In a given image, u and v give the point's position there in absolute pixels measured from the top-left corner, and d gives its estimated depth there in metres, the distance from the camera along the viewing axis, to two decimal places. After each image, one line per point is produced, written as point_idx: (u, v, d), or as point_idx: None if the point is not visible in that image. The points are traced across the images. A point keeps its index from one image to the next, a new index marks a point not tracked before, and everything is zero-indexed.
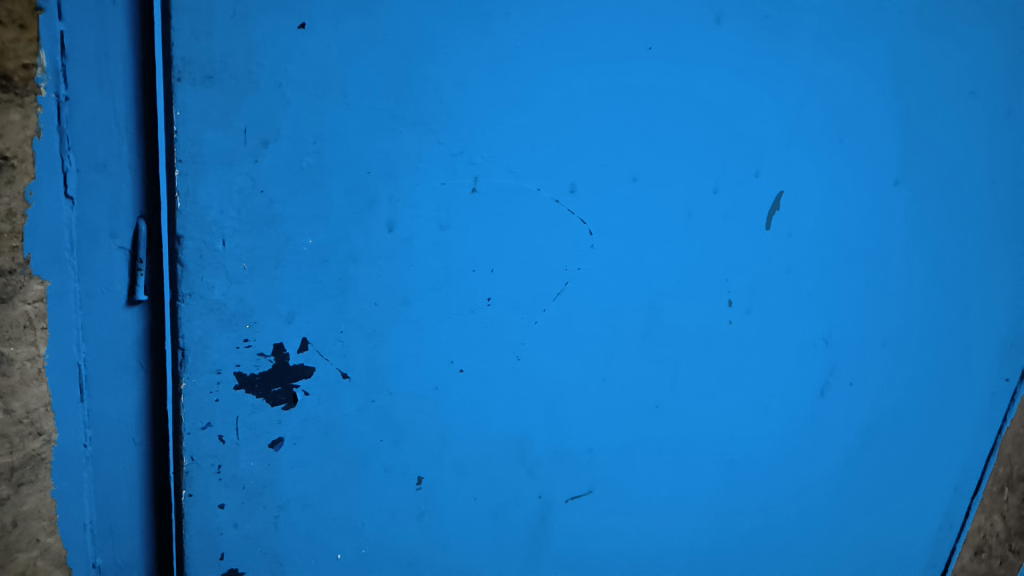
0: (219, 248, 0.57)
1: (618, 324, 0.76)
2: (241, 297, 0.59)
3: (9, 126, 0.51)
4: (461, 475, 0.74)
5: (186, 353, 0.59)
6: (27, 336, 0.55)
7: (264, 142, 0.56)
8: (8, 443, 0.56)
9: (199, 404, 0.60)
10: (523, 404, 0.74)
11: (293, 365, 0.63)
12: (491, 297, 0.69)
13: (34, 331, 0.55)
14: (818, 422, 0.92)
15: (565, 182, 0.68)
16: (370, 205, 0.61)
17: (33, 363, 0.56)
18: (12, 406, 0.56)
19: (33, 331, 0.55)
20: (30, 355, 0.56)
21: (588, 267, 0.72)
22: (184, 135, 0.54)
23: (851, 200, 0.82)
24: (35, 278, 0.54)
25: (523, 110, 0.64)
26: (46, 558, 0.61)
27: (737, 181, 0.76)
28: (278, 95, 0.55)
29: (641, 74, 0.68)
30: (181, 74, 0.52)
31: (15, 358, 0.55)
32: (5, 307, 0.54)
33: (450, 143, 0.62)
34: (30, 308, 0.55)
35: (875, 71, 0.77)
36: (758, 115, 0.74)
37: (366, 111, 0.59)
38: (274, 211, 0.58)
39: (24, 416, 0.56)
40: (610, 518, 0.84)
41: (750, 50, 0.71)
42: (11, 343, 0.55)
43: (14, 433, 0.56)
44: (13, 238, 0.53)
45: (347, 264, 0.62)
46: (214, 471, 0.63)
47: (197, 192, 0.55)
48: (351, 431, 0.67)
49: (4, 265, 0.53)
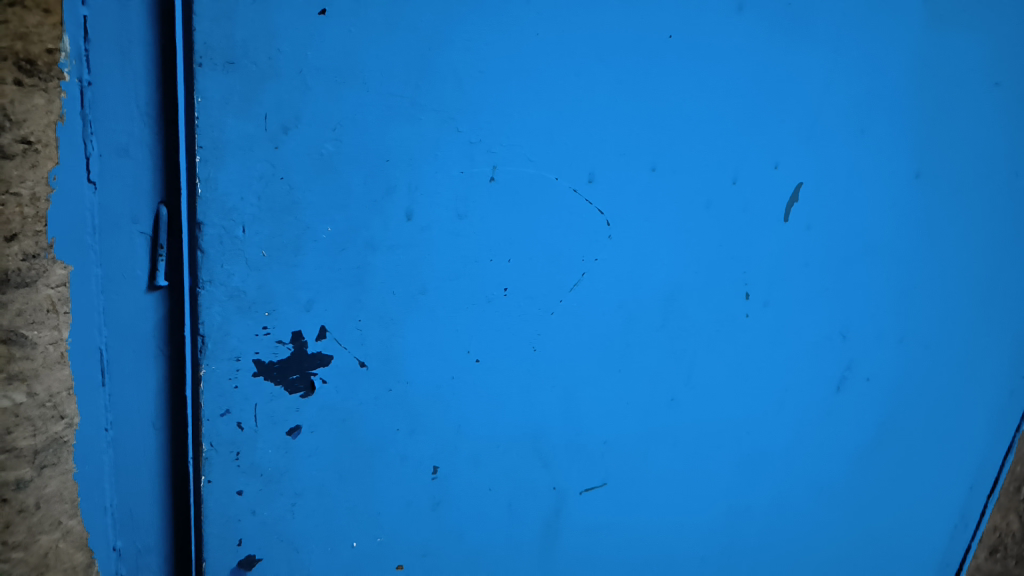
0: (239, 235, 0.57)
1: (635, 316, 0.75)
2: (260, 284, 0.59)
3: (33, 111, 0.51)
4: (475, 465, 0.74)
5: (206, 340, 0.59)
6: (50, 320, 0.55)
7: (285, 128, 0.56)
8: (31, 426, 0.56)
9: (219, 391, 0.61)
10: (539, 395, 0.74)
11: (311, 353, 0.63)
12: (508, 287, 0.68)
13: (57, 315, 0.55)
14: (835, 416, 0.91)
15: (584, 171, 0.68)
16: (388, 193, 0.61)
17: (56, 347, 0.56)
18: (36, 390, 0.56)
19: (56, 315, 0.55)
20: (53, 339, 0.56)
21: (606, 257, 0.71)
22: (205, 121, 0.54)
23: (871, 191, 0.81)
24: (58, 262, 0.54)
25: (544, 99, 0.64)
26: (68, 540, 0.60)
27: (757, 171, 0.75)
28: (299, 82, 0.55)
29: (663, 63, 0.68)
30: (202, 59, 0.52)
31: (39, 341, 0.55)
32: (29, 291, 0.54)
33: (469, 131, 0.62)
34: (53, 292, 0.55)
35: (897, 61, 0.77)
36: (780, 105, 0.74)
37: (385, 99, 0.58)
38: (293, 199, 0.58)
39: (47, 399, 0.56)
40: (625, 511, 0.84)
41: (772, 38, 0.71)
42: (34, 327, 0.54)
43: (37, 416, 0.56)
44: (37, 222, 0.53)
45: (365, 253, 0.62)
46: (232, 458, 0.63)
47: (217, 178, 0.55)
48: (368, 419, 0.67)
49: (28, 249, 0.53)
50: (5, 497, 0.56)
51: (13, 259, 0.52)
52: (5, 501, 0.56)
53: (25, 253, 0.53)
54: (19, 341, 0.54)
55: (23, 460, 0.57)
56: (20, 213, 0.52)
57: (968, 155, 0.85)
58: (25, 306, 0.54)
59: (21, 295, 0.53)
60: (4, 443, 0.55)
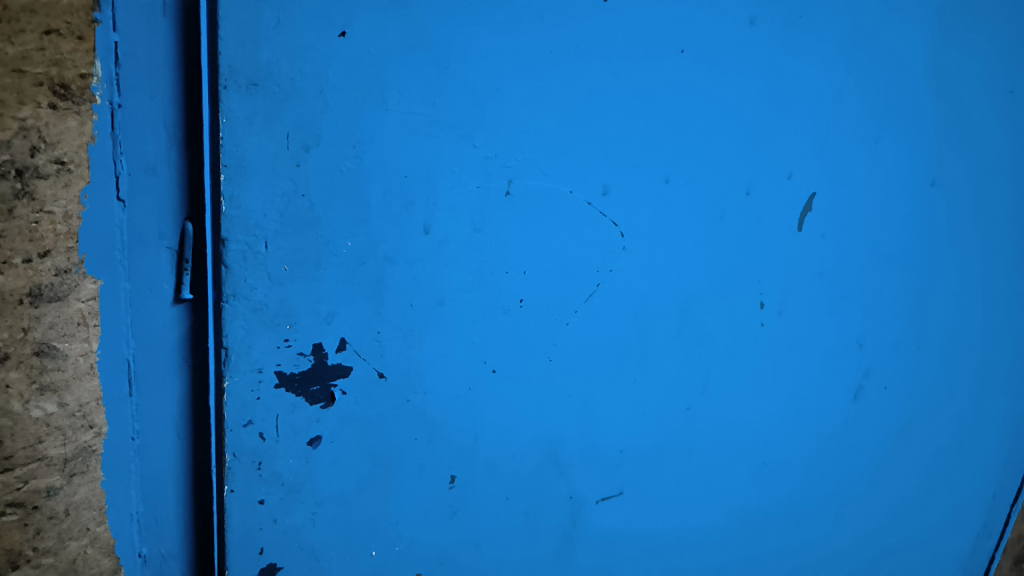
0: (262, 250, 0.59)
1: (650, 326, 0.76)
2: (282, 298, 0.61)
3: (66, 133, 0.53)
4: (493, 474, 0.75)
5: (229, 352, 0.60)
6: (81, 332, 0.57)
7: (306, 147, 0.58)
8: (62, 435, 0.58)
9: (241, 402, 0.62)
10: (556, 405, 0.75)
11: (331, 364, 0.64)
12: (524, 298, 0.70)
13: (87, 328, 0.57)
14: (852, 427, 0.91)
15: (598, 184, 0.69)
16: (406, 208, 0.62)
17: (86, 358, 0.58)
18: (66, 400, 0.58)
19: (86, 328, 0.57)
20: (83, 351, 0.58)
21: (621, 269, 0.73)
22: (229, 140, 0.55)
23: (884, 202, 0.82)
24: (89, 277, 0.56)
25: (558, 113, 0.66)
26: (96, 546, 0.62)
27: (771, 183, 0.76)
28: (320, 101, 0.57)
29: (676, 78, 0.69)
30: (227, 81, 0.54)
31: (69, 353, 0.57)
32: (60, 305, 0.56)
33: (484, 146, 0.64)
34: (84, 306, 0.57)
35: (909, 73, 0.78)
36: (792, 118, 0.75)
37: (403, 116, 0.60)
38: (314, 214, 0.60)
39: (77, 409, 0.59)
40: (643, 520, 0.84)
41: (783, 52, 0.72)
42: (66, 339, 0.57)
43: (67, 426, 0.58)
44: (69, 239, 0.55)
45: (384, 266, 0.63)
46: (254, 468, 0.64)
47: (241, 196, 0.57)
48: (387, 428, 0.68)
49: (60, 264, 0.55)
50: (36, 504, 0.59)
51: (45, 275, 0.55)
52: (36, 508, 0.59)
53: (57, 269, 0.55)
54: (50, 353, 0.56)
55: (53, 467, 0.59)
56: (53, 230, 0.54)
57: (980, 165, 0.85)
58: (57, 319, 0.56)
59: (53, 309, 0.56)
60: (34, 451, 0.58)
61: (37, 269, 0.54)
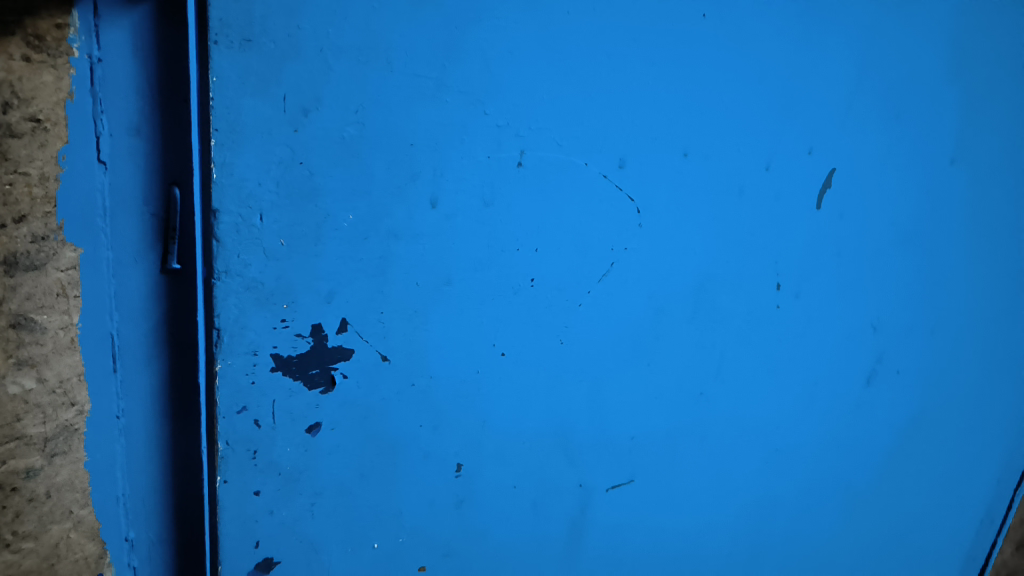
0: (256, 223, 0.53)
1: (666, 309, 0.72)
2: (278, 275, 0.55)
3: (41, 88, 0.49)
4: (500, 463, 0.70)
5: (221, 333, 0.55)
6: (61, 304, 0.53)
7: (305, 110, 0.53)
8: (41, 413, 0.55)
9: (235, 386, 0.56)
10: (567, 392, 0.70)
11: (332, 347, 0.59)
12: (535, 278, 0.65)
13: (67, 300, 0.53)
14: (864, 410, 0.88)
15: (614, 155, 0.65)
16: (412, 178, 0.58)
17: (66, 332, 0.54)
18: (46, 375, 0.54)
19: (66, 299, 0.53)
20: (63, 324, 0.54)
21: (636, 247, 0.69)
22: (220, 102, 0.50)
23: (903, 177, 0.79)
24: (68, 245, 0.52)
25: (574, 81, 0.62)
26: (80, 530, 0.58)
27: (790, 157, 0.73)
28: (320, 61, 0.52)
29: (696, 43, 0.65)
30: (217, 36, 0.49)
31: (48, 326, 0.53)
32: (38, 274, 0.52)
33: (496, 113, 0.60)
34: (64, 276, 0.53)
35: (932, 44, 0.75)
36: (814, 88, 0.71)
37: (410, 79, 0.56)
38: (314, 184, 0.55)
39: (57, 385, 0.55)
40: (651, 510, 0.80)
41: (806, 18, 0.68)
42: (44, 311, 0.53)
43: (47, 403, 0.55)
44: (46, 204, 0.51)
45: (388, 242, 0.58)
46: (249, 457, 0.59)
47: (234, 163, 0.52)
48: (391, 416, 0.63)
49: (37, 231, 0.51)
50: (15, 486, 0.55)
51: (21, 242, 0.51)
52: (14, 489, 0.55)
53: (34, 236, 0.51)
54: (27, 326, 0.52)
55: (33, 447, 0.55)
56: (28, 194, 0.50)
57: (999, 142, 0.83)
58: (34, 290, 0.52)
59: (30, 279, 0.52)
60: (12, 430, 0.54)
61: (12, 235, 0.50)
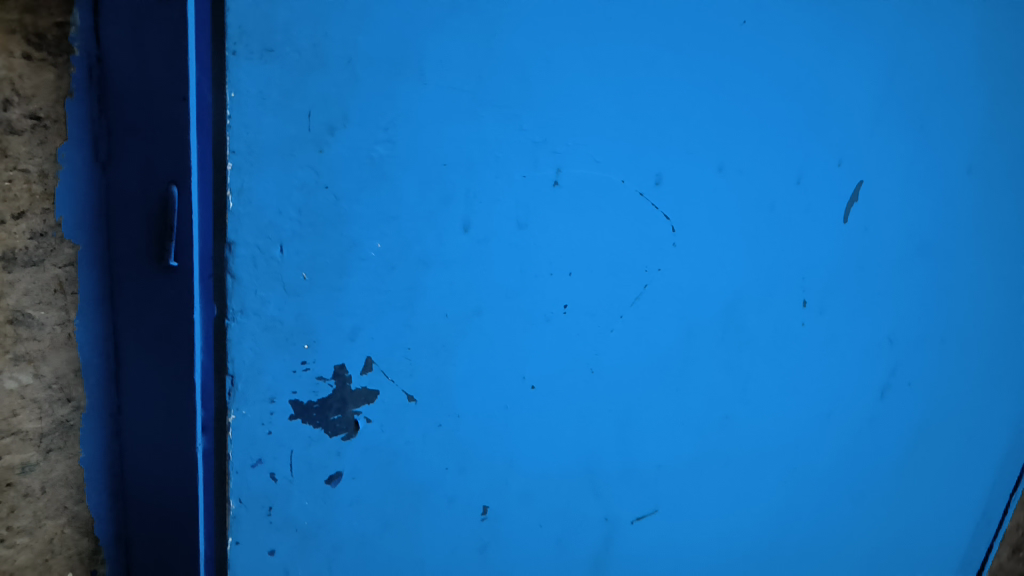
0: (276, 255, 0.48)
1: (695, 330, 0.69)
2: (299, 312, 0.50)
3: (42, 86, 0.49)
4: (527, 503, 0.65)
5: (235, 379, 0.49)
6: (58, 301, 0.53)
7: (330, 128, 0.48)
8: (37, 409, 0.54)
9: (250, 439, 0.51)
10: (595, 423, 0.66)
11: (356, 390, 0.54)
12: (569, 303, 0.61)
13: (65, 296, 0.53)
14: (875, 423, 0.86)
15: (652, 172, 0.61)
16: (444, 201, 0.53)
17: (63, 328, 0.53)
18: (42, 370, 0.53)
19: (63, 296, 0.53)
20: (60, 320, 0.53)
21: (669, 267, 0.65)
22: (238, 120, 0.45)
23: (923, 188, 0.77)
24: (66, 242, 0.52)
25: (613, 92, 0.57)
26: (75, 526, 0.57)
27: (820, 170, 0.70)
28: (348, 73, 0.47)
29: (736, 52, 0.61)
30: (236, 45, 0.44)
31: (46, 322, 0.53)
32: (36, 271, 0.51)
33: (533, 128, 0.55)
34: (61, 273, 0.52)
35: (952, 52, 0.73)
36: (843, 99, 0.69)
37: (444, 93, 0.51)
38: (339, 211, 0.50)
39: (54, 381, 0.54)
40: (674, 538, 0.76)
41: (838, 24, 0.65)
42: (41, 307, 0.52)
43: (44, 398, 0.54)
44: (44, 201, 0.51)
45: (417, 271, 0.54)
46: (264, 514, 0.54)
47: (252, 189, 0.46)
48: (414, 461, 0.58)
49: (35, 227, 0.51)
50: (10, 481, 0.54)
51: (19, 238, 0.50)
52: (9, 484, 0.54)
53: (32, 232, 0.51)
54: (24, 320, 0.52)
55: (29, 442, 0.54)
56: (27, 190, 0.50)
57: (1009, 151, 0.82)
58: (32, 285, 0.52)
59: (28, 274, 0.51)
60: (9, 425, 0.53)
61: (11, 231, 0.50)
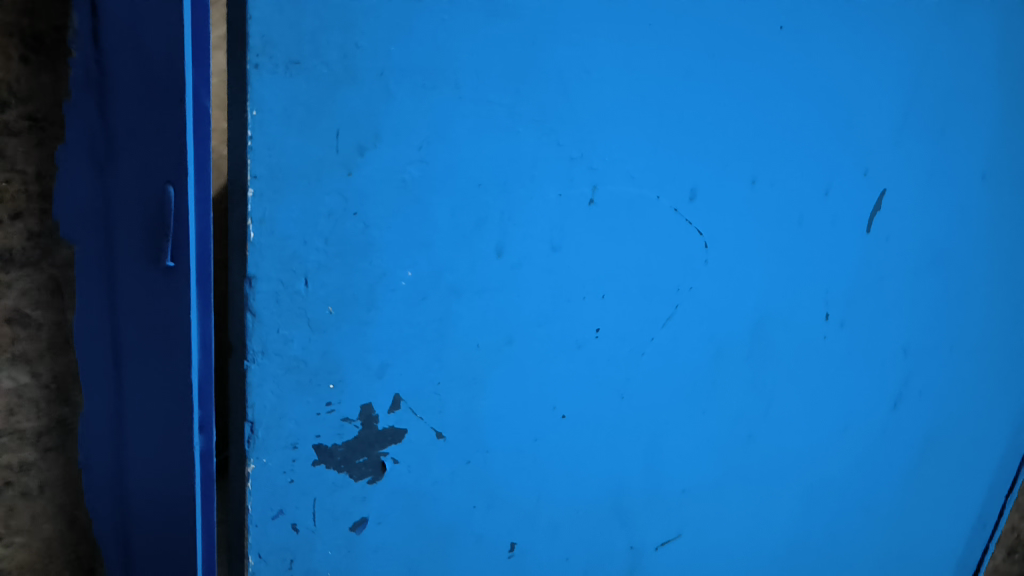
0: (301, 289, 0.44)
1: (724, 350, 0.66)
2: (324, 351, 0.46)
3: (38, 89, 0.45)
4: (555, 536, 0.62)
5: (255, 427, 0.46)
6: (57, 302, 0.49)
7: (360, 148, 0.43)
8: (35, 408, 0.51)
9: (271, 489, 0.48)
10: (623, 449, 0.63)
11: (383, 430, 0.50)
12: (600, 327, 0.57)
13: (63, 298, 0.49)
14: (888, 434, 0.84)
15: (686, 187, 0.58)
16: (478, 225, 0.49)
17: (62, 329, 0.50)
18: (40, 371, 0.50)
19: (62, 298, 0.49)
20: (58, 321, 0.50)
21: (701, 285, 0.61)
22: (261, 141, 0.40)
23: (945, 196, 0.75)
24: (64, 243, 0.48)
25: (652, 104, 0.54)
26: (76, 530, 0.54)
27: (848, 182, 0.67)
28: (380, 87, 0.43)
29: (773, 57, 0.58)
30: (260, 57, 0.39)
31: (44, 322, 0.49)
32: (33, 271, 0.48)
33: (570, 144, 0.51)
34: (59, 273, 0.49)
35: (979, 54, 0.71)
36: (872, 105, 0.66)
37: (480, 108, 0.47)
38: (367, 239, 0.45)
39: (53, 384, 0.51)
40: (695, 561, 0.74)
41: (871, 26, 0.62)
42: (39, 307, 0.49)
43: (42, 399, 0.51)
44: (40, 200, 0.47)
45: (448, 300, 0.50)
46: (285, 566, 0.51)
47: (275, 218, 0.42)
48: (439, 500, 0.55)
49: (31, 227, 0.47)
50: (8, 480, 0.51)
51: (16, 239, 0.47)
52: (8, 484, 0.51)
53: (29, 232, 0.47)
54: (22, 321, 0.49)
55: (26, 442, 0.51)
56: (23, 191, 0.46)
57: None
58: (29, 287, 0.48)
59: (25, 275, 0.48)
60: (8, 424, 0.50)
61: (7, 231, 0.47)
